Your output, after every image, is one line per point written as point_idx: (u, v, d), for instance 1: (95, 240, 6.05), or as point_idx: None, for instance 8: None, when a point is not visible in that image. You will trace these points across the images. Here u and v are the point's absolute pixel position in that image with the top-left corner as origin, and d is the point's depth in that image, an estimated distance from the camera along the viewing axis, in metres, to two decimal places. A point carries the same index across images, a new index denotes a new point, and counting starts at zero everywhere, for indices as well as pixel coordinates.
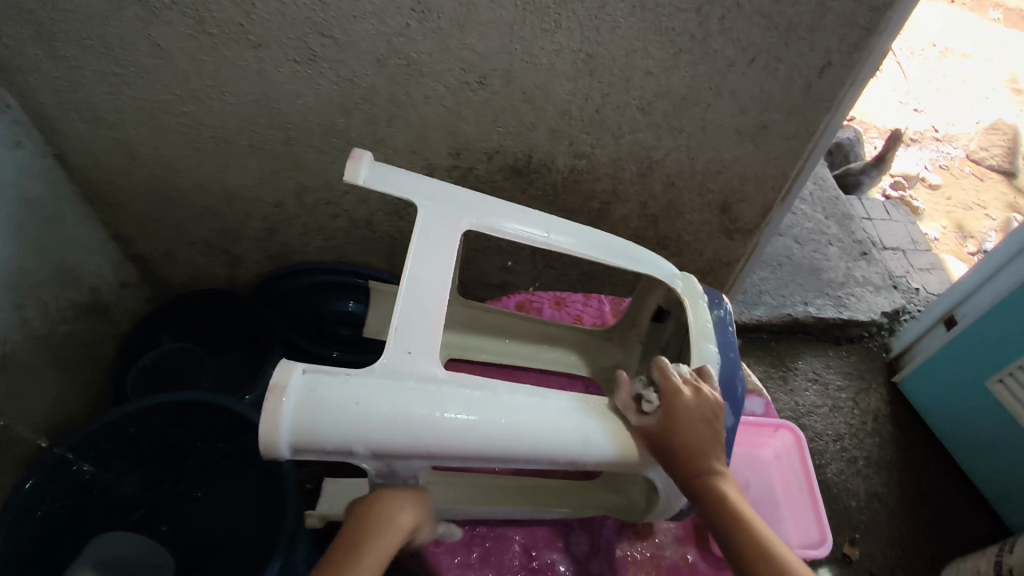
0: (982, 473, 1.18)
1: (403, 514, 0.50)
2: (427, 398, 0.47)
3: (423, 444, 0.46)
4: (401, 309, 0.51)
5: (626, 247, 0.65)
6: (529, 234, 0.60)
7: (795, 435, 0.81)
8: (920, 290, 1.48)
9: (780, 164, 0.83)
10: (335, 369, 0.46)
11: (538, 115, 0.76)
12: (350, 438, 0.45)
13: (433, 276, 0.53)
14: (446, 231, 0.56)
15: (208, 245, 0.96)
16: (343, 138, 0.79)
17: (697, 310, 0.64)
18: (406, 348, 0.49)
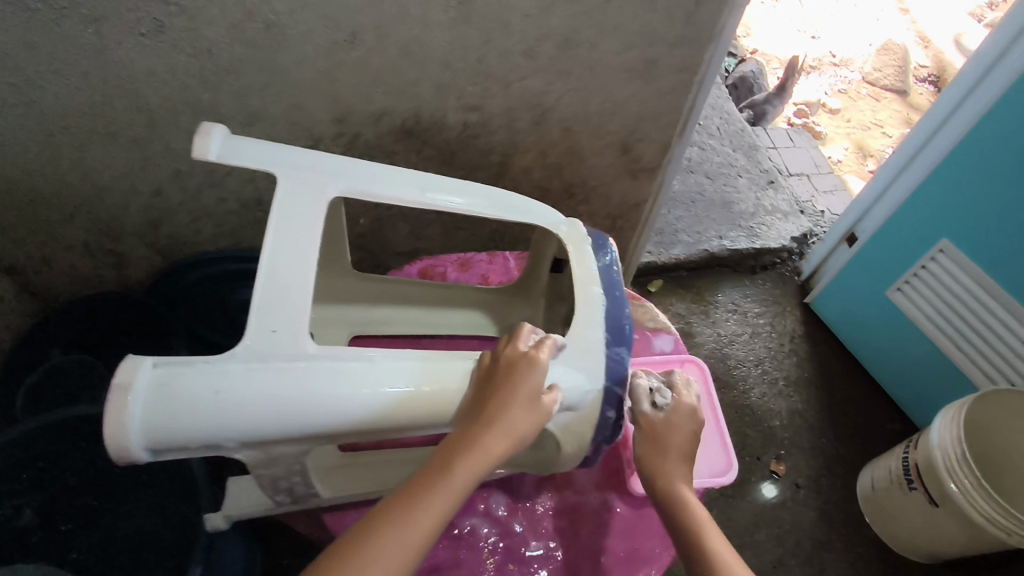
0: (889, 377, 1.26)
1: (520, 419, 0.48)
2: (294, 382, 0.43)
3: (299, 426, 0.43)
4: (262, 289, 0.46)
5: (521, 197, 0.61)
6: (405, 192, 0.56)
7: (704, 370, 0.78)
8: (825, 212, 1.54)
9: (672, 98, 0.82)
10: (188, 360, 0.42)
11: (419, 69, 0.72)
12: (210, 432, 0.41)
13: (297, 246, 0.48)
14: (311, 196, 0.51)
15: (89, 248, 0.87)
16: (214, 114, 0.73)
17: (582, 254, 0.61)
18: (269, 328, 0.44)
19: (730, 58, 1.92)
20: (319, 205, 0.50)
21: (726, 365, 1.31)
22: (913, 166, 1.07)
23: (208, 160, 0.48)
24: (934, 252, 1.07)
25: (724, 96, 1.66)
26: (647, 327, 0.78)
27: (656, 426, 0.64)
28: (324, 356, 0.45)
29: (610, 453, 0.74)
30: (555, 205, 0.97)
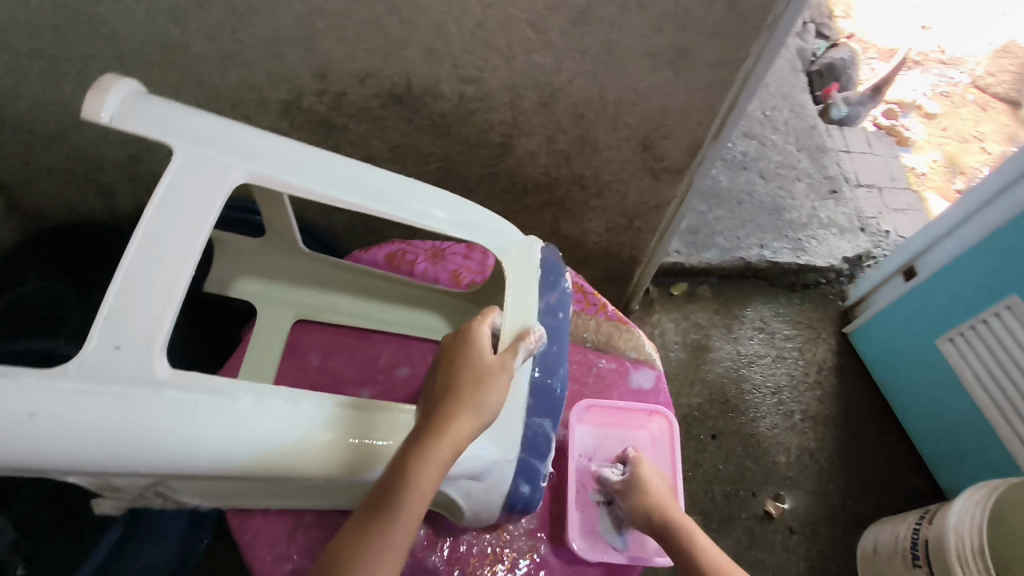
0: (920, 432, 1.13)
1: (487, 391, 0.52)
2: (124, 407, 0.41)
3: (121, 459, 0.41)
4: (119, 292, 0.43)
5: (451, 213, 0.58)
6: (315, 191, 0.52)
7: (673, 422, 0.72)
8: (891, 233, 1.37)
9: (705, 95, 0.70)
10: (13, 369, 0.39)
11: (409, 30, 0.63)
12: (20, 452, 0.39)
13: (171, 248, 0.45)
14: (205, 185, 0.48)
15: (72, 175, 0.84)
16: (184, 54, 0.66)
17: (521, 281, 0.60)
18: (113, 343, 0.42)
19: (820, 39, 1.68)
20: (210, 200, 0.48)
21: (739, 387, 1.20)
22: (993, 205, 0.92)
23: (100, 122, 0.47)
24: (999, 307, 0.93)
25: (800, 85, 1.47)
26: (628, 358, 0.74)
27: (628, 483, 0.65)
28: (168, 383, 0.42)
29: (550, 496, 0.67)
30: (564, 194, 0.87)
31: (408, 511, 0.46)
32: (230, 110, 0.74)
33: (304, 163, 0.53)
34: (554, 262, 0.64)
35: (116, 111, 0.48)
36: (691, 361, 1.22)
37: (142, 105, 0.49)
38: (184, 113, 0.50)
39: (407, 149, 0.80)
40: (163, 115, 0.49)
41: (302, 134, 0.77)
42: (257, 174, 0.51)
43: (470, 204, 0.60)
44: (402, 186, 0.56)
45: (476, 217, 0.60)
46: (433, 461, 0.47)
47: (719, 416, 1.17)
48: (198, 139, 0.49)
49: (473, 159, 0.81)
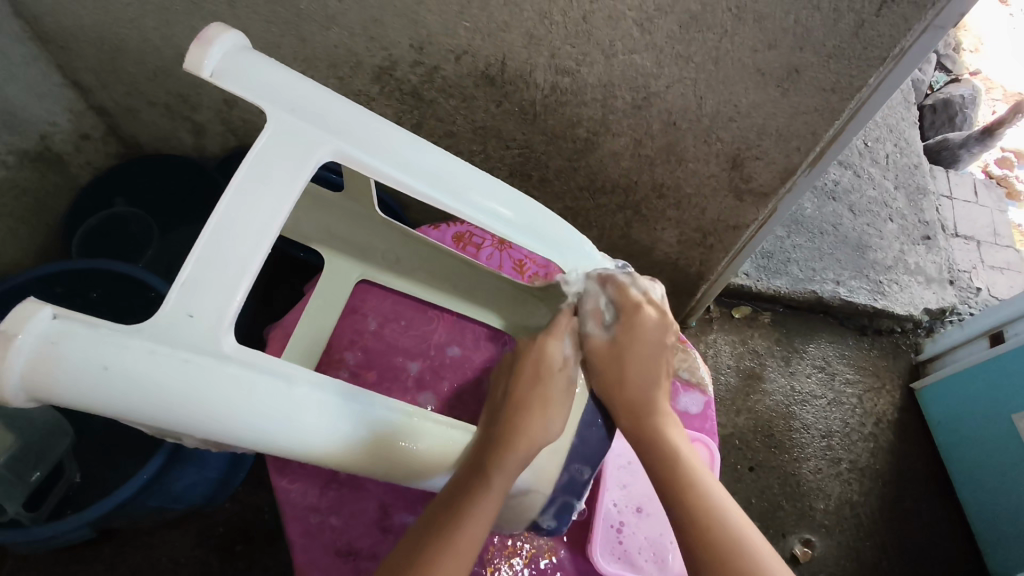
0: (977, 508, 1.06)
1: (558, 418, 0.59)
2: (187, 375, 0.42)
3: (178, 422, 0.43)
4: (196, 261, 0.44)
5: (532, 222, 0.57)
6: (397, 179, 0.52)
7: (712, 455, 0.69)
8: (981, 290, 1.28)
9: (808, 121, 0.66)
10: (97, 320, 0.42)
11: (511, 12, 0.62)
12: (88, 400, 0.41)
13: (253, 221, 0.46)
14: (294, 158, 0.48)
15: (170, 109, 0.87)
16: (292, 9, 0.67)
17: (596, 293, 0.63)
18: (185, 309, 0.43)
19: (940, 72, 1.57)
20: (294, 176, 0.48)
21: (788, 424, 1.15)
22: None
23: (202, 77, 0.48)
24: None
25: (909, 119, 1.38)
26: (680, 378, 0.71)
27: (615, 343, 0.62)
28: (232, 358, 0.43)
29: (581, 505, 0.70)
30: (641, 200, 0.85)
31: (484, 513, 0.51)
32: (326, 68, 0.74)
33: (391, 152, 0.52)
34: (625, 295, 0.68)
35: (218, 67, 0.48)
36: (742, 388, 1.18)
37: (245, 63, 0.49)
38: (285, 77, 0.50)
39: (490, 132, 0.79)
40: (266, 77, 0.49)
41: (391, 103, 0.77)
42: (343, 154, 0.50)
43: (548, 214, 0.59)
44: (488, 188, 0.55)
45: (552, 228, 0.59)
46: (507, 470, 0.53)
47: (761, 451, 1.13)
48: (293, 109, 0.49)
49: (554, 151, 0.80)
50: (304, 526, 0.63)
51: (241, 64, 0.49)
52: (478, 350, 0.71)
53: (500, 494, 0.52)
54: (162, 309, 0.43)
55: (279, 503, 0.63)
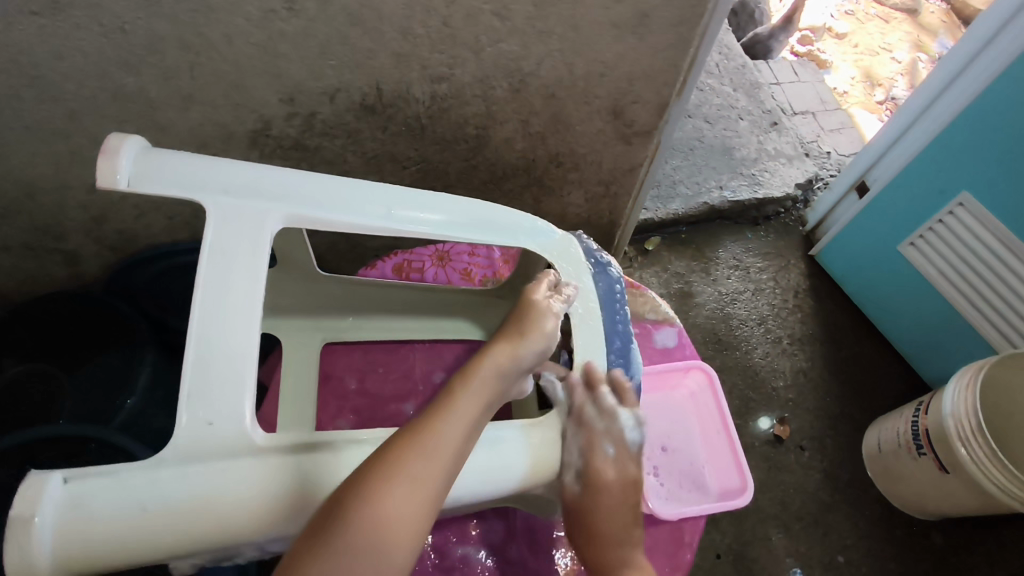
0: (899, 334, 1.21)
1: (535, 344, 0.61)
2: (226, 480, 0.43)
3: (228, 534, 0.43)
4: (194, 366, 0.46)
5: (476, 215, 0.62)
6: (347, 222, 0.55)
7: (709, 376, 0.75)
8: (831, 153, 1.45)
9: (669, 56, 0.71)
10: (111, 467, 0.42)
11: (374, 38, 0.62)
12: (131, 548, 0.41)
13: (233, 307, 0.48)
14: (249, 231, 0.51)
15: (31, 247, 0.81)
16: (144, 101, 0.63)
17: (574, 266, 0.69)
18: (204, 418, 0.45)
19: None
20: (258, 248, 0.50)
21: (729, 325, 1.26)
22: (932, 111, 1.00)
23: (118, 188, 0.49)
24: (952, 206, 1.01)
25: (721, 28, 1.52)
26: (649, 319, 0.79)
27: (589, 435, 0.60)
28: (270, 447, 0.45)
29: None
30: (542, 173, 0.88)
31: (444, 439, 0.49)
32: (197, 149, 0.71)
33: (333, 198, 0.55)
34: (601, 257, 0.71)
35: (131, 173, 0.50)
36: (678, 309, 1.26)
37: (157, 164, 0.51)
38: (201, 165, 0.52)
39: (383, 158, 0.79)
40: (182, 171, 0.51)
41: (275, 163, 0.75)
42: (291, 216, 0.53)
43: (487, 206, 0.64)
44: (426, 201, 0.60)
45: (495, 215, 0.64)
46: (468, 405, 0.53)
47: (715, 356, 1.22)
48: (227, 191, 0.51)
49: (450, 156, 0.81)
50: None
51: (159, 168, 0.51)
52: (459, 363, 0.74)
53: (463, 426, 0.51)
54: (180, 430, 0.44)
55: None
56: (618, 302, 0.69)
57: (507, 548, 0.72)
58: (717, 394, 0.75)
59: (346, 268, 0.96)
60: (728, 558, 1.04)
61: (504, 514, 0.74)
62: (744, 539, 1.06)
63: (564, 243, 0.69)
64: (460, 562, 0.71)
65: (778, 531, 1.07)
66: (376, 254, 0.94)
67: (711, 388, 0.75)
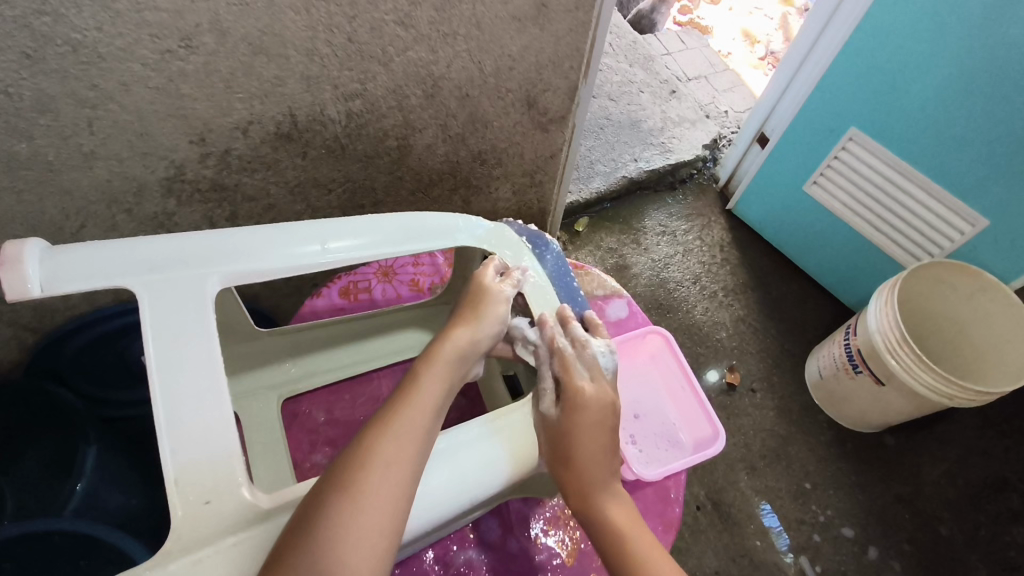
0: (819, 269, 1.30)
1: (484, 327, 0.62)
2: (244, 552, 0.43)
3: None
4: (174, 452, 0.44)
5: (413, 225, 0.61)
6: (288, 267, 0.54)
7: (665, 338, 0.79)
8: (728, 111, 1.53)
9: (571, 41, 0.74)
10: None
11: (280, 64, 0.61)
12: None
13: (195, 378, 0.46)
14: (191, 300, 0.48)
15: None
16: (40, 165, 0.59)
17: (517, 256, 0.69)
18: (200, 500, 0.44)
19: None
20: (203, 316, 0.48)
21: (666, 289, 1.31)
22: (812, 56, 1.09)
23: (34, 294, 0.45)
24: (844, 141, 1.09)
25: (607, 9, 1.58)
26: (598, 296, 0.84)
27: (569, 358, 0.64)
28: (275, 508, 0.45)
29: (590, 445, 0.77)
30: (468, 174, 0.89)
31: (397, 443, 0.49)
32: (108, 207, 0.67)
33: (266, 242, 0.54)
34: (538, 238, 0.75)
35: (42, 277, 0.46)
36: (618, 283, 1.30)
37: (66, 260, 0.47)
38: (114, 248, 0.49)
39: (306, 184, 0.77)
40: (97, 258, 0.48)
41: (195, 207, 0.72)
42: (228, 276, 0.51)
43: (421, 214, 0.63)
44: (358, 226, 0.59)
45: (432, 221, 0.63)
46: (421, 405, 0.53)
47: (659, 320, 1.27)
48: (153, 266, 0.49)
49: (374, 172, 0.80)
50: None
51: (68, 263, 0.47)
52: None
53: (416, 425, 0.52)
54: (178, 518, 0.43)
55: None
56: (564, 270, 0.74)
57: (506, 543, 0.73)
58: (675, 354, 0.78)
59: (285, 303, 0.93)
60: (708, 507, 1.09)
61: (498, 510, 0.75)
62: (718, 486, 1.11)
63: (499, 232, 0.70)
64: (464, 567, 0.71)
65: (747, 472, 1.13)
66: (314, 284, 0.92)
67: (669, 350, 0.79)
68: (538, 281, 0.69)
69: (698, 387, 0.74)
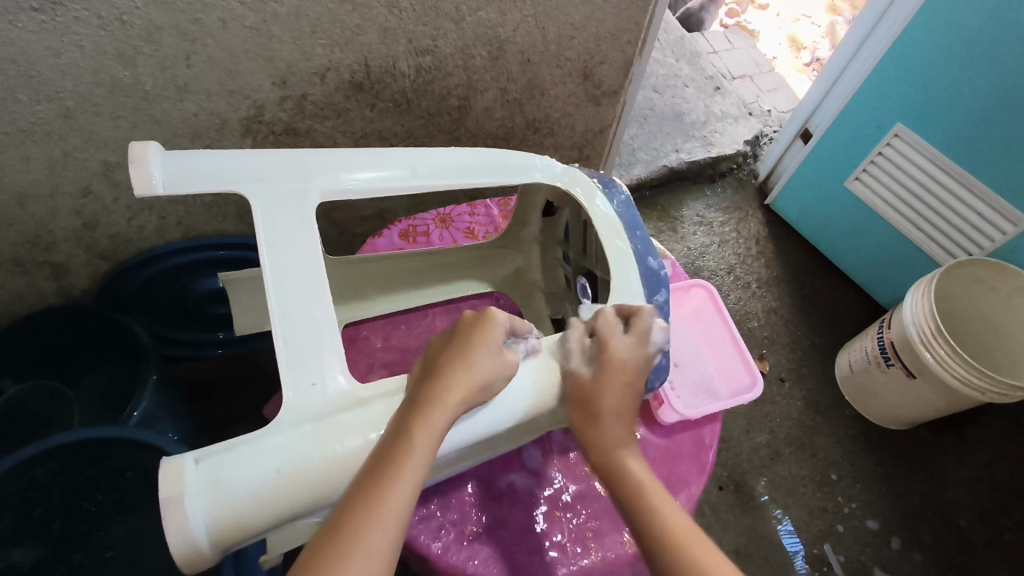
0: (855, 267, 1.31)
1: (490, 367, 0.49)
2: (345, 429, 0.45)
3: None
4: (284, 339, 0.47)
5: (493, 160, 0.63)
6: (380, 187, 0.57)
7: (709, 291, 0.80)
8: (772, 110, 1.54)
9: (632, 14, 0.77)
10: (229, 446, 0.43)
11: (363, 14, 0.65)
12: (283, 506, 0.43)
13: (301, 275, 0.50)
14: (295, 210, 0.53)
15: (19, 263, 0.79)
16: (137, 92, 0.64)
17: (587, 199, 0.64)
18: (308, 382, 0.46)
19: None
20: (305, 224, 0.52)
21: (700, 277, 1.34)
22: (863, 51, 1.09)
23: (158, 193, 0.49)
24: (889, 137, 1.11)
25: None
26: None
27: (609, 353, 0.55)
28: (372, 396, 0.47)
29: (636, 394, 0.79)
30: (520, 141, 0.93)
31: (385, 533, 0.39)
32: (190, 142, 0.72)
33: (361, 167, 0.57)
34: (609, 180, 0.68)
35: (165, 176, 0.50)
36: None
37: (183, 162, 0.51)
38: (226, 158, 0.53)
39: (371, 137, 0.82)
40: (210, 165, 0.52)
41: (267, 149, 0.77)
42: (326, 193, 0.55)
43: (499, 151, 0.65)
44: (444, 158, 0.61)
45: (511, 158, 0.64)
46: (414, 473, 0.42)
47: None
48: (260, 179, 0.53)
49: (434, 130, 0.85)
50: (431, 535, 0.62)
51: (184, 166, 0.51)
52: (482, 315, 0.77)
53: (411, 501, 0.42)
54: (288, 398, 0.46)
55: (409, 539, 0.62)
56: (634, 215, 0.65)
57: None
58: (719, 306, 0.79)
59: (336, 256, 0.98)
60: (729, 488, 1.11)
61: None
62: (742, 470, 1.13)
63: (566, 174, 0.66)
64: None
65: (771, 457, 1.14)
66: (364, 238, 0.97)
67: (713, 303, 0.79)
68: (606, 220, 0.63)
69: (739, 337, 0.76)
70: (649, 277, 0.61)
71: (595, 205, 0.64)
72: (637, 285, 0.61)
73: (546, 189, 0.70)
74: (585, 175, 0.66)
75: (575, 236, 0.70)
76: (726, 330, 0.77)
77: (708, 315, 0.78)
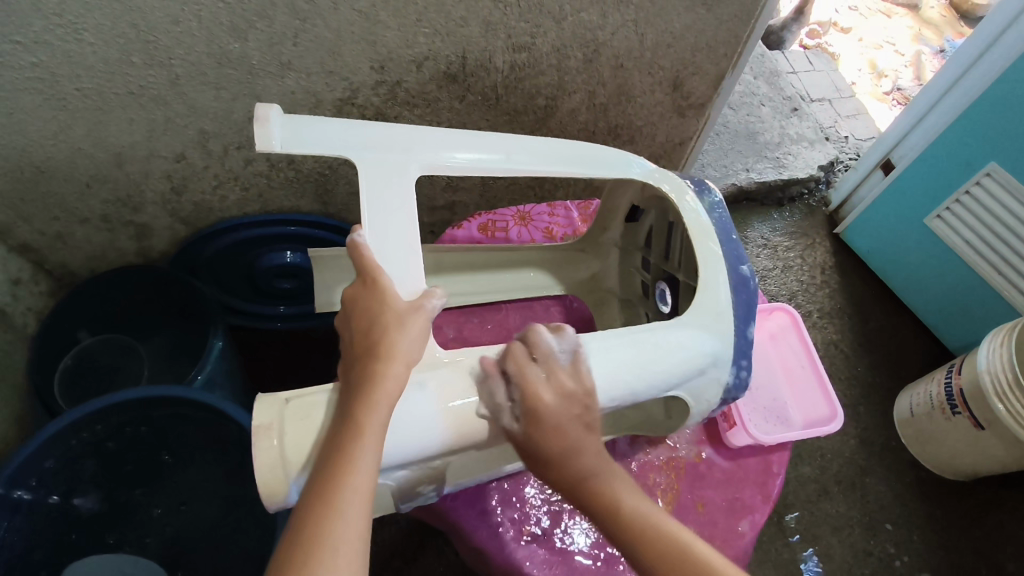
0: (925, 308, 1.26)
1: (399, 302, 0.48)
2: (429, 390, 0.47)
3: (437, 439, 0.47)
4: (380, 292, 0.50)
5: (586, 151, 0.63)
6: (477, 167, 0.58)
7: (790, 315, 0.78)
8: (849, 137, 1.50)
9: (732, 26, 0.76)
10: (316, 390, 0.47)
11: (468, 7, 0.65)
12: None
13: (400, 242, 0.51)
14: (397, 182, 0.53)
15: (108, 220, 0.82)
16: (243, 64, 0.66)
17: (681, 202, 0.63)
18: None
19: None
20: (406, 196, 0.53)
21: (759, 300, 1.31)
22: (961, 84, 1.05)
23: (275, 151, 0.51)
24: (980, 176, 1.06)
25: None
26: None
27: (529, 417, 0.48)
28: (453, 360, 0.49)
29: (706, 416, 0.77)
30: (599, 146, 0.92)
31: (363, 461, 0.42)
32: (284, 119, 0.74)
33: (461, 148, 0.58)
34: (701, 182, 0.66)
35: (282, 135, 0.51)
36: None
37: (299, 127, 0.52)
38: (335, 127, 0.54)
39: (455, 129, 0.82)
40: (324, 132, 0.53)
41: None
42: (425, 165, 0.56)
43: (594, 145, 0.64)
44: (540, 146, 0.61)
45: (605, 153, 0.64)
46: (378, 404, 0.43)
47: None
48: (365, 147, 0.54)
49: (517, 127, 0.84)
50: (491, 530, 0.62)
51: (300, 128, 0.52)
52: (553, 317, 0.78)
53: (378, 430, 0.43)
54: None
55: (466, 532, 0.62)
56: (726, 221, 0.63)
57: None
58: (801, 331, 0.76)
59: None
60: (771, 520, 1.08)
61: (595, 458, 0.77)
62: (786, 502, 1.10)
63: (660, 175, 0.65)
64: None
65: (818, 494, 1.11)
66: (432, 229, 0.98)
67: (794, 328, 0.77)
68: (696, 218, 0.62)
69: (820, 364, 0.74)
70: (740, 286, 0.59)
71: (683, 203, 0.63)
72: (724, 294, 0.58)
73: (633, 190, 0.70)
74: (686, 184, 0.64)
75: (658, 239, 0.69)
76: (808, 357, 0.75)
77: (790, 341, 0.76)
